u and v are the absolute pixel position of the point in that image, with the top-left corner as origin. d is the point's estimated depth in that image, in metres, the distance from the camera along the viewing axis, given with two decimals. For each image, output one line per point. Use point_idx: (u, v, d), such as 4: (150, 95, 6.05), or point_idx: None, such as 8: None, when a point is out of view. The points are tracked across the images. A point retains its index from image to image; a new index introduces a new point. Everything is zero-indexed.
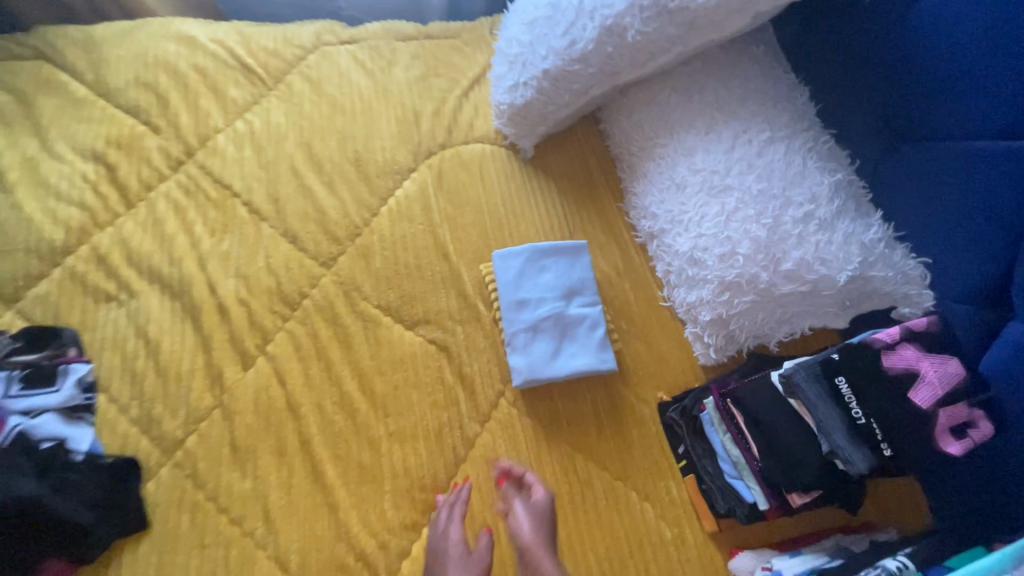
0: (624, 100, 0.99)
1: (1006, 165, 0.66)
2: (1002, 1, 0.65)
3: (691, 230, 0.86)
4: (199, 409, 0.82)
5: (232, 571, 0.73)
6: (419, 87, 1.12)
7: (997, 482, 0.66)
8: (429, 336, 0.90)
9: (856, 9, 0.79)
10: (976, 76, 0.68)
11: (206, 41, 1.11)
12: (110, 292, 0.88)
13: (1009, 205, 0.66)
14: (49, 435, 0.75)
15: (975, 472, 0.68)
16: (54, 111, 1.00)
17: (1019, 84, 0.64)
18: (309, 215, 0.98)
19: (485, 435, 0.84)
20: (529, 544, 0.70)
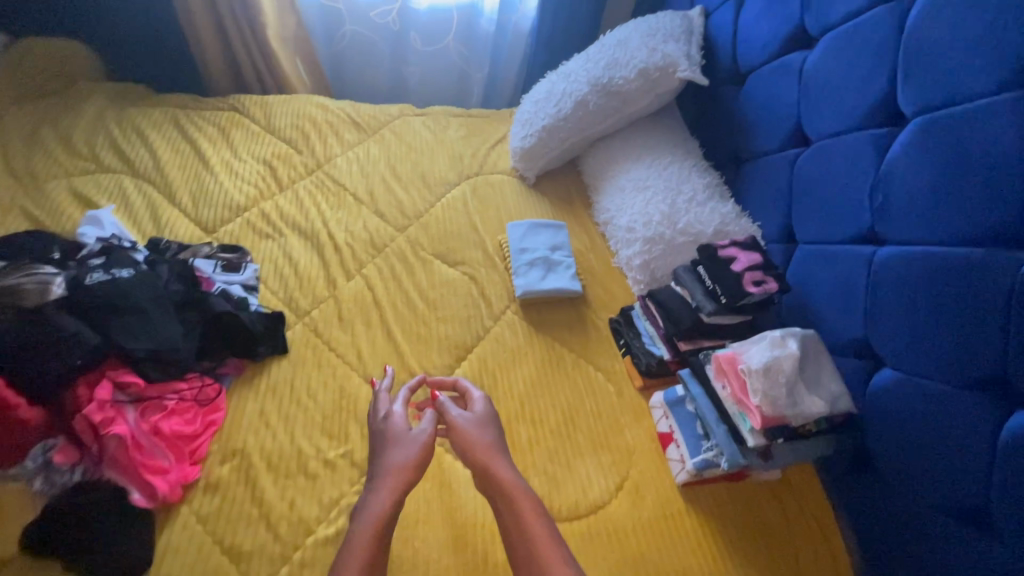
0: (592, 149, 1.61)
1: (783, 165, 1.22)
2: (772, 85, 1.25)
3: (627, 213, 1.42)
4: (320, 296, 1.31)
5: (336, 380, 1.16)
6: (464, 142, 1.78)
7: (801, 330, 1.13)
8: (465, 271, 1.42)
9: (717, 97, 1.43)
10: (767, 123, 1.27)
11: (334, 107, 1.78)
12: (269, 232, 1.42)
13: (787, 184, 1.20)
14: (235, 293, 1.22)
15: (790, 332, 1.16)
16: (240, 137, 1.64)
17: (782, 124, 1.22)
18: (391, 203, 1.55)
19: (496, 326, 1.32)
20: (481, 437, 0.98)
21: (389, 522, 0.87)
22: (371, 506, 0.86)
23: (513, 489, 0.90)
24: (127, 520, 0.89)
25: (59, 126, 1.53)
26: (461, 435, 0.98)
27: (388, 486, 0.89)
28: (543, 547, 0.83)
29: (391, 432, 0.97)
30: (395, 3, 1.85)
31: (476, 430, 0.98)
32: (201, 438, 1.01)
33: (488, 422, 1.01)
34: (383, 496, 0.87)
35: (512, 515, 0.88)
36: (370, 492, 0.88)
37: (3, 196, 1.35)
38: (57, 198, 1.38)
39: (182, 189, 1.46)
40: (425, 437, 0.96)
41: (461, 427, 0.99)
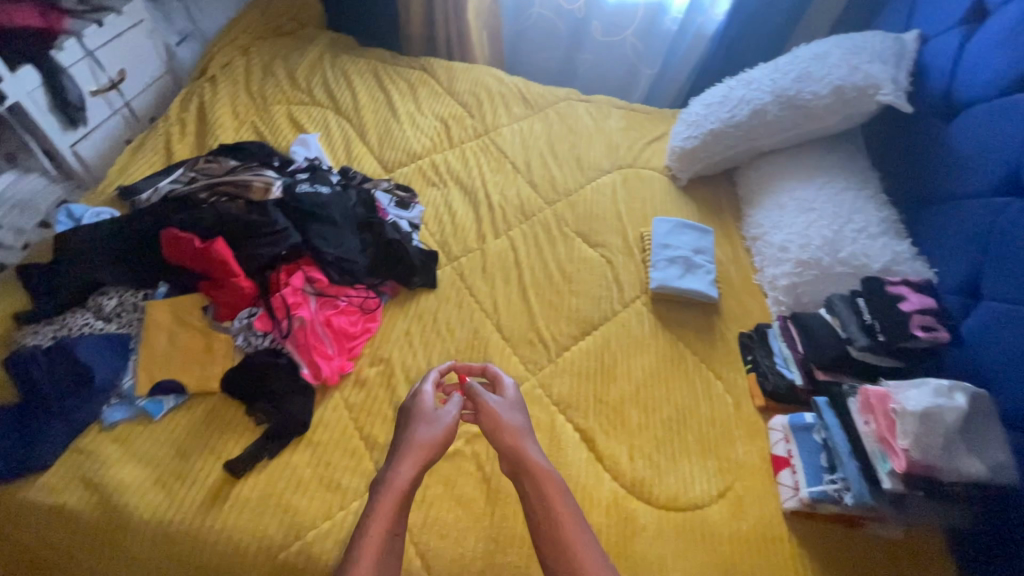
0: (755, 162, 1.57)
1: (983, 211, 1.11)
2: (991, 123, 1.13)
3: (782, 232, 1.37)
4: (469, 247, 1.43)
5: (472, 322, 1.27)
6: (622, 134, 1.82)
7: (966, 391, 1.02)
8: (603, 253, 1.46)
9: (913, 128, 1.33)
10: (973, 163, 1.16)
11: (508, 81, 1.90)
12: (435, 182, 1.57)
13: (984, 232, 1.09)
14: (404, 227, 1.38)
15: None
16: (425, 94, 1.81)
17: (995, 167, 1.10)
18: (545, 177, 1.64)
19: (624, 312, 1.35)
20: (509, 424, 0.96)
21: (409, 497, 0.86)
22: (393, 477, 0.86)
23: (542, 475, 0.87)
24: (295, 388, 1.06)
25: (288, 62, 1.81)
26: (487, 422, 0.96)
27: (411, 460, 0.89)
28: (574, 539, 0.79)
29: (416, 411, 0.96)
30: None
31: (503, 415, 0.97)
32: (358, 339, 1.17)
33: (517, 406, 1.00)
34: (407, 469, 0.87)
35: (540, 500, 0.85)
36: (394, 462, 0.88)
37: (240, 111, 1.63)
38: (278, 120, 1.64)
39: (372, 130, 1.66)
40: (449, 422, 0.96)
41: (487, 415, 0.97)
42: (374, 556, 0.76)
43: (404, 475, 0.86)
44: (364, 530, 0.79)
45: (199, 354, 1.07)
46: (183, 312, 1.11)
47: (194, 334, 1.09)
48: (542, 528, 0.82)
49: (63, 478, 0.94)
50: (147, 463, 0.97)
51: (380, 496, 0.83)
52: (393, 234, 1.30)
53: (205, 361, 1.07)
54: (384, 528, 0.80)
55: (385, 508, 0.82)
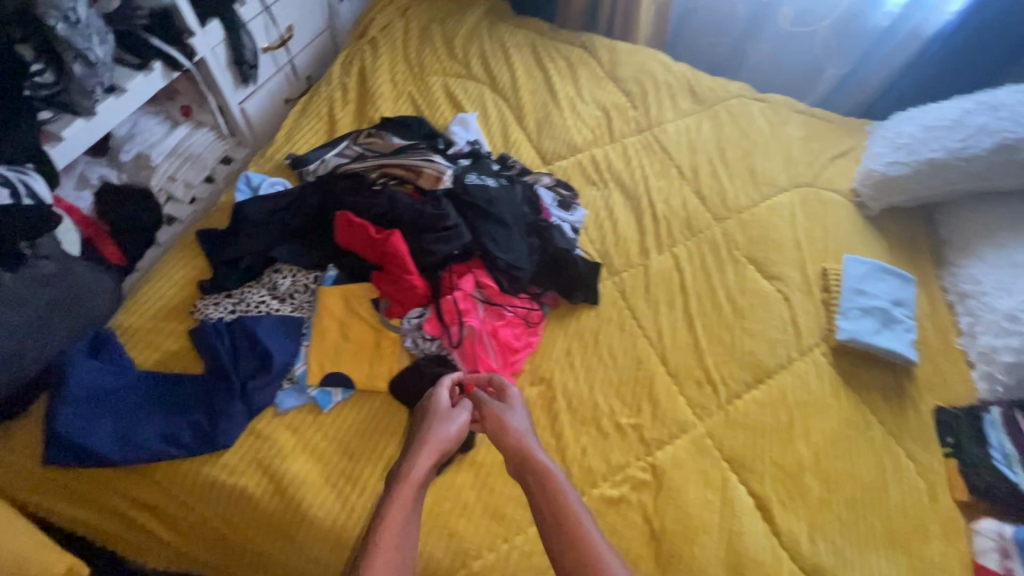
0: (972, 203, 1.35)
1: None
2: None
3: (1014, 299, 1.17)
4: (632, 262, 1.31)
5: (636, 351, 1.17)
6: (804, 144, 1.59)
7: None
8: (779, 288, 1.30)
9: None
10: None
11: (676, 69, 1.71)
12: (595, 181, 1.44)
13: None
14: (568, 232, 1.27)
15: None
16: (586, 77, 1.66)
17: None
18: (714, 188, 1.47)
19: (801, 361, 1.20)
20: (497, 417, 0.92)
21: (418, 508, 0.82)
22: (402, 488, 0.82)
23: (548, 481, 0.83)
24: (461, 403, 1.02)
25: (445, 27, 1.70)
26: (496, 433, 0.91)
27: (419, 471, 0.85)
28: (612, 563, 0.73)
29: (425, 416, 0.93)
30: None
31: (513, 424, 0.91)
32: (520, 353, 1.10)
33: (520, 409, 0.95)
34: (415, 479, 0.84)
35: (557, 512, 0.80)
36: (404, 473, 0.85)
37: (398, 80, 1.55)
38: (435, 92, 1.55)
39: (530, 114, 1.54)
40: (456, 430, 0.91)
41: (486, 418, 0.93)
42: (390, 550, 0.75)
43: (413, 489, 0.83)
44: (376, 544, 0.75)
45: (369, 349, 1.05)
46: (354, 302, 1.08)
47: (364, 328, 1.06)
48: (560, 548, 0.76)
49: (242, 461, 0.95)
50: (317, 458, 0.97)
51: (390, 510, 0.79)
52: (562, 242, 1.21)
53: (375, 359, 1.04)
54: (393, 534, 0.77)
55: (392, 520, 0.78)
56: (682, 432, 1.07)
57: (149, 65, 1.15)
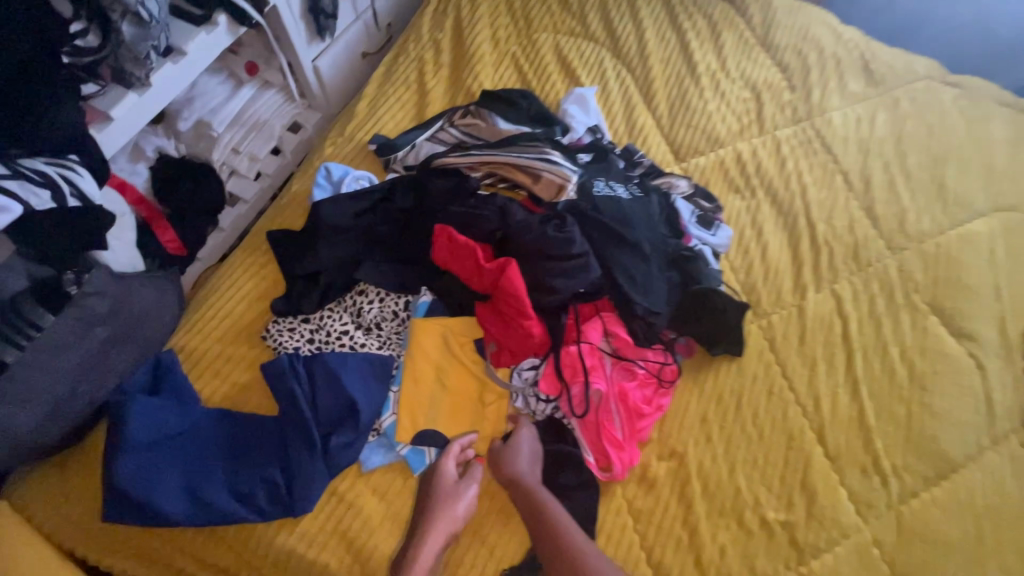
0: None
1: None
2: None
3: None
4: (783, 301, 1.05)
5: (787, 422, 0.95)
6: (1010, 150, 1.24)
7: None
8: (969, 350, 1.04)
9: None
10: None
11: (848, 37, 1.34)
12: (740, 188, 1.15)
13: None
14: (710, 262, 1.02)
15: None
16: (732, 42, 1.31)
17: None
18: (891, 206, 1.16)
19: (995, 453, 0.96)
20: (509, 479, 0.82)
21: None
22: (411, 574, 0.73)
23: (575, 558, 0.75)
24: (579, 482, 0.85)
25: None
26: (518, 507, 0.81)
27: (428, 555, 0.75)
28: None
29: (429, 490, 0.81)
30: None
31: (524, 473, 0.82)
32: (651, 419, 0.90)
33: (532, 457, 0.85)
34: (423, 564, 0.74)
35: None
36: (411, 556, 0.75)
37: (500, 37, 1.26)
38: (544, 56, 1.25)
39: (661, 93, 1.23)
40: (464, 508, 0.80)
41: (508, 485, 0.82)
42: None
43: None
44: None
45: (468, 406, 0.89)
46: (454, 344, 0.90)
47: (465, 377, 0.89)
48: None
49: (323, 531, 0.81)
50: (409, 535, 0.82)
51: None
52: (705, 276, 0.98)
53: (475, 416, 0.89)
54: None
55: None
56: (842, 536, 0.87)
57: (212, 18, 0.92)
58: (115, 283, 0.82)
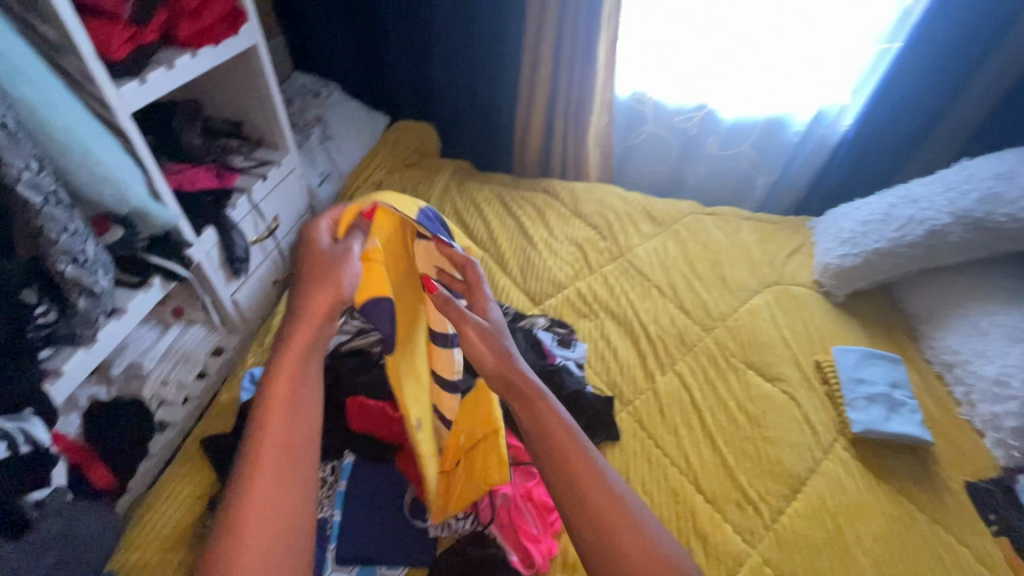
0: (924, 281, 1.48)
1: None
2: None
3: (995, 363, 1.25)
4: (640, 387, 1.34)
5: (669, 481, 1.16)
6: (760, 246, 1.75)
7: None
8: (782, 388, 1.35)
9: None
10: None
11: (632, 199, 1.90)
12: (587, 313, 1.51)
13: None
14: (574, 371, 1.31)
15: None
16: (555, 218, 1.81)
17: None
18: (696, 301, 1.57)
19: (828, 460, 1.21)
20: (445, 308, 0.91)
21: (290, 487, 0.69)
22: (252, 482, 0.68)
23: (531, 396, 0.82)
24: None
25: (418, 193, 1.86)
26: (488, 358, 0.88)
27: (269, 454, 0.70)
28: (612, 518, 0.71)
29: (313, 271, 0.86)
30: (701, 111, 1.93)
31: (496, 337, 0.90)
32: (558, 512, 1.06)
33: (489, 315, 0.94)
34: (292, 356, 0.78)
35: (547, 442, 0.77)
36: (247, 462, 0.69)
37: None
38: None
39: (512, 261, 1.65)
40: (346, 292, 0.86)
41: (488, 349, 0.88)
42: (278, 456, 0.70)
43: (286, 370, 0.77)
44: (235, 561, 0.62)
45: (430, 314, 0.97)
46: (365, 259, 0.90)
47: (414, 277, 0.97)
48: (575, 510, 0.72)
49: None
50: None
51: (244, 516, 0.65)
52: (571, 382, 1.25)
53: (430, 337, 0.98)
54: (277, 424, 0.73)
55: (272, 418, 0.72)
56: (739, 564, 1.03)
57: (148, 280, 1.19)
58: (70, 505, 0.94)
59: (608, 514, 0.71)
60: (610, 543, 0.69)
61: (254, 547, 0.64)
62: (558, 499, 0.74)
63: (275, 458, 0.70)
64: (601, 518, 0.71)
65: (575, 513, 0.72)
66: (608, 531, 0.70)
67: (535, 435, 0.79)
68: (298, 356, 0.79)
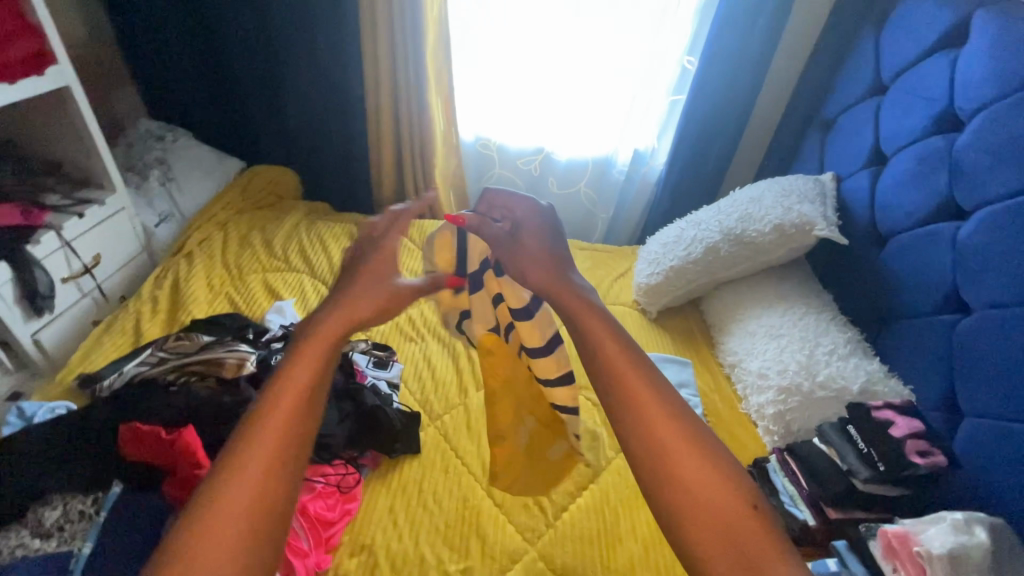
0: (716, 293, 1.66)
1: (925, 332, 1.21)
2: (913, 261, 1.27)
3: (758, 359, 1.41)
4: (452, 402, 1.38)
5: (460, 489, 1.18)
6: (590, 272, 1.90)
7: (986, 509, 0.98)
8: (587, 396, 1.44)
9: (843, 262, 1.50)
10: (901, 280, 1.30)
11: None
12: (414, 337, 1.57)
13: (934, 341, 1.19)
14: (388, 390, 1.36)
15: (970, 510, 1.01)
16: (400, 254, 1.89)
17: (924, 280, 1.24)
18: None
19: (618, 459, 1.29)
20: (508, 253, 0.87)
21: (288, 468, 0.59)
22: (254, 443, 0.59)
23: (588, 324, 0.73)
24: None
25: (264, 232, 1.89)
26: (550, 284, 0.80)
27: (284, 414, 0.61)
28: (676, 457, 0.62)
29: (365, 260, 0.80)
30: (540, 154, 2.12)
31: (532, 258, 0.83)
32: (337, 526, 1.07)
33: (538, 230, 0.87)
34: (323, 340, 0.68)
35: (609, 380, 0.68)
36: (258, 417, 0.61)
37: (215, 283, 1.65)
38: (253, 288, 1.66)
39: None
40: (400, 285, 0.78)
41: (543, 270, 0.81)
42: (275, 443, 0.59)
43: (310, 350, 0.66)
44: (216, 507, 0.54)
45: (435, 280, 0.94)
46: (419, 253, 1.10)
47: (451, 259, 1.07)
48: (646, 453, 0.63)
49: None
50: None
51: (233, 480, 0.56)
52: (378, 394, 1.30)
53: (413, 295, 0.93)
54: (287, 408, 0.61)
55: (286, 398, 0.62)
56: (513, 562, 1.07)
57: None
58: None
59: (673, 450, 0.62)
60: (676, 486, 0.60)
61: (229, 522, 0.54)
62: (619, 430, 0.66)
63: (274, 445, 0.59)
64: (665, 457, 0.62)
65: (637, 446, 0.63)
66: (670, 480, 0.61)
67: (592, 355, 0.70)
68: (329, 339, 0.68)
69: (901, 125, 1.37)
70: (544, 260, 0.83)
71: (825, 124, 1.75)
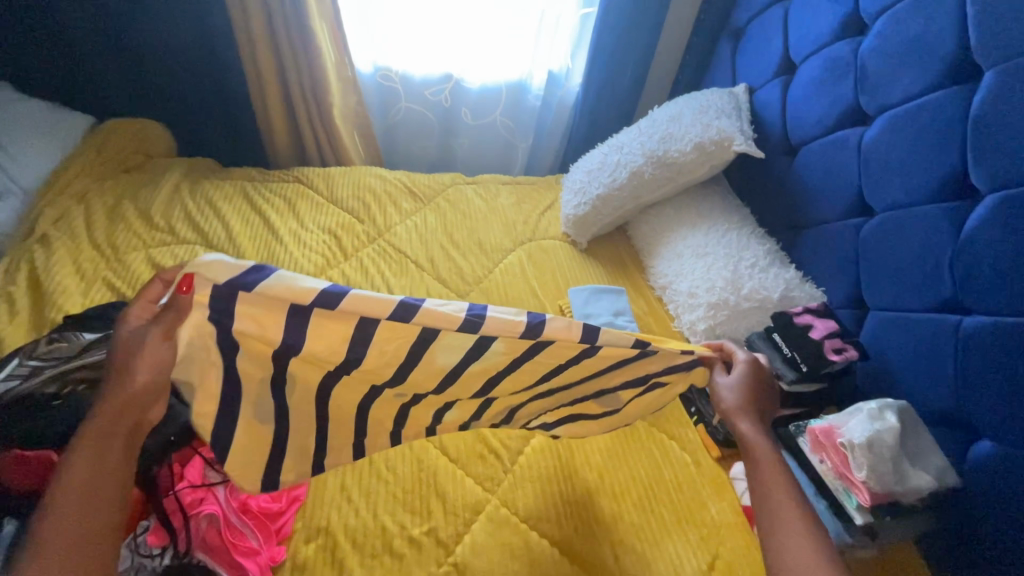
0: (642, 216, 1.67)
1: (835, 237, 1.29)
2: (823, 171, 1.32)
3: (688, 279, 1.44)
4: None
5: (412, 452, 1.15)
6: (516, 208, 1.82)
7: (891, 389, 1.11)
8: None
9: (758, 176, 1.54)
10: (810, 190, 1.36)
11: (392, 178, 1.85)
12: None
13: (844, 243, 1.26)
14: None
15: (876, 392, 1.14)
16: (307, 209, 1.71)
17: (832, 189, 1.30)
18: (452, 270, 1.59)
19: None
20: (729, 395, 0.95)
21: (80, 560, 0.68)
22: (41, 538, 0.68)
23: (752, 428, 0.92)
24: None
25: (138, 201, 1.61)
26: (748, 396, 0.94)
27: (58, 533, 0.68)
28: (782, 515, 0.80)
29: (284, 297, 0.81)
30: (449, 82, 1.94)
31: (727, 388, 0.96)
32: (286, 515, 1.00)
33: (754, 382, 0.96)
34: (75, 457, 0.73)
35: (754, 469, 0.87)
36: (32, 533, 0.69)
37: (86, 270, 1.40)
38: (137, 270, 1.43)
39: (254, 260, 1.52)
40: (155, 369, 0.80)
41: (742, 399, 0.94)
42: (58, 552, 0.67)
43: (84, 469, 0.73)
44: None
45: (340, 363, 0.90)
46: (168, 332, 0.80)
47: (297, 328, 0.84)
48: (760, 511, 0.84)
49: None
50: None
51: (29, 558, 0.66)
52: None
53: (228, 391, 0.88)
54: (57, 523, 0.69)
55: (55, 512, 0.69)
56: (476, 514, 1.07)
57: None
58: None
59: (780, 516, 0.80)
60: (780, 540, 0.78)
61: None
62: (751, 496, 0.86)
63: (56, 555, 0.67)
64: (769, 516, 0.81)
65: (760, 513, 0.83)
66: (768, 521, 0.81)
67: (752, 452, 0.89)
68: (93, 458, 0.74)
69: (809, 31, 1.36)
70: (745, 401, 0.94)
71: (735, 33, 1.73)
